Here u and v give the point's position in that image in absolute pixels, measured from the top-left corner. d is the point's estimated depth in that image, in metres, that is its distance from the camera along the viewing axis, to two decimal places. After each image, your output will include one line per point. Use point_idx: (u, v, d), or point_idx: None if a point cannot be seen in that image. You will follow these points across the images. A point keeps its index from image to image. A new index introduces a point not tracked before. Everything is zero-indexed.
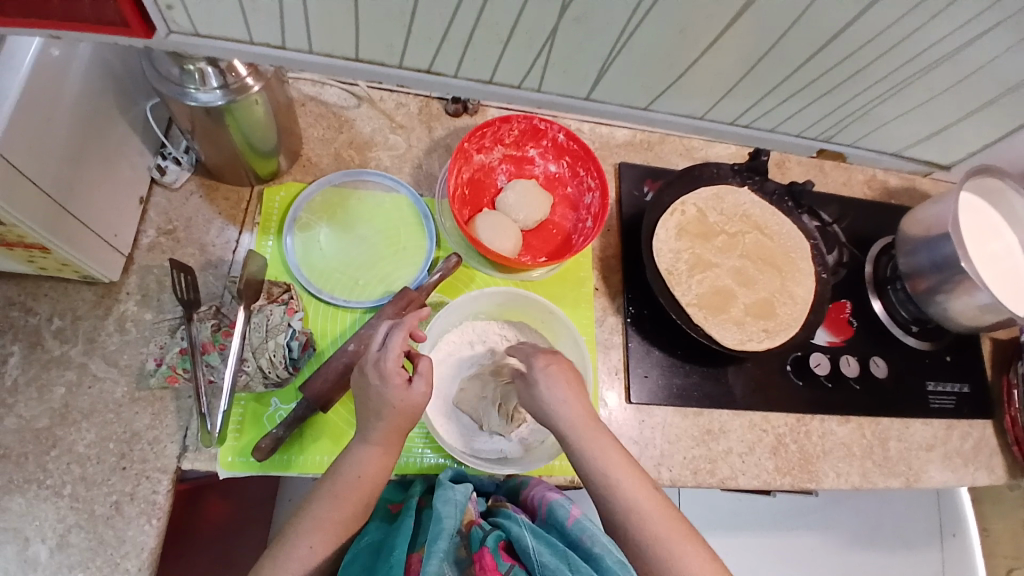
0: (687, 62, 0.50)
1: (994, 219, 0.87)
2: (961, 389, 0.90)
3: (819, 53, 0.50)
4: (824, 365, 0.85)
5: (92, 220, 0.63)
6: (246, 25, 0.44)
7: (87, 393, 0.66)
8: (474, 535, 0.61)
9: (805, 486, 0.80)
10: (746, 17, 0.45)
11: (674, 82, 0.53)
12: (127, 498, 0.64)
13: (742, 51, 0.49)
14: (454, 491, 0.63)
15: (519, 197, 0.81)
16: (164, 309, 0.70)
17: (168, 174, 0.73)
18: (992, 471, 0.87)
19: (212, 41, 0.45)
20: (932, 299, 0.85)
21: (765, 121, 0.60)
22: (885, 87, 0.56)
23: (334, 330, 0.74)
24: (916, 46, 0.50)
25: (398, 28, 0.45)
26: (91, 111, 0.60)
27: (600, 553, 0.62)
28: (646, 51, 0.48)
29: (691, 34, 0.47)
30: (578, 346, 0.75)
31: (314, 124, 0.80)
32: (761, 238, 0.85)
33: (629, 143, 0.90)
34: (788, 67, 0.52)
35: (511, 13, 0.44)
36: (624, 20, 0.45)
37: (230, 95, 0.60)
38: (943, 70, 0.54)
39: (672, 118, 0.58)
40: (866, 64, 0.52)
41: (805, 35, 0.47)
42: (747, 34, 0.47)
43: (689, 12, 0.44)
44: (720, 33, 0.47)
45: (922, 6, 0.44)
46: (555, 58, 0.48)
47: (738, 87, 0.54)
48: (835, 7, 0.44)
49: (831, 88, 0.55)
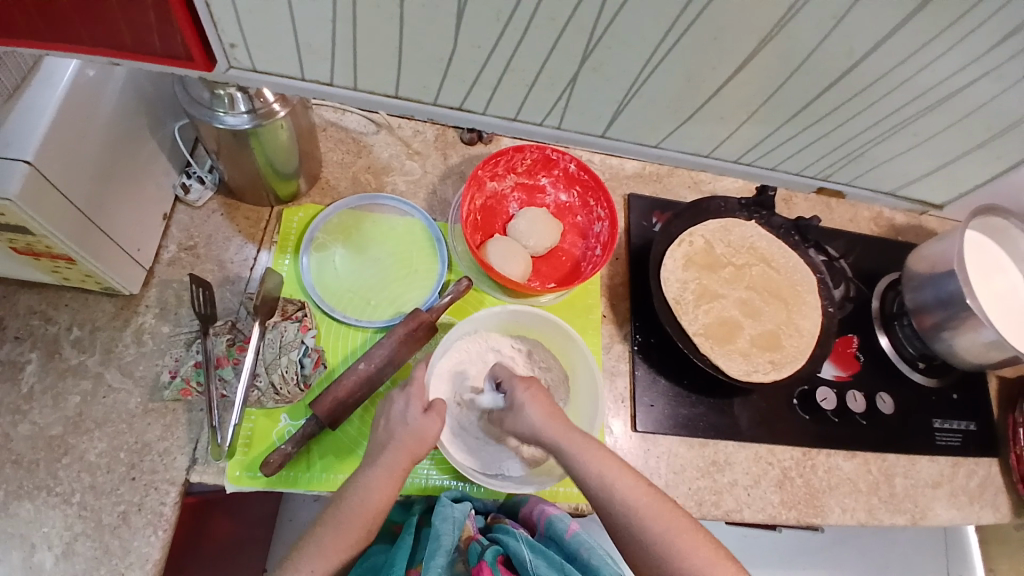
0: (695, 104, 0.51)
1: (999, 257, 0.88)
2: (967, 427, 0.89)
3: (822, 94, 0.50)
4: (829, 400, 0.85)
5: (117, 234, 0.65)
6: (300, 64, 0.46)
7: (101, 403, 0.67)
8: (472, 551, 0.63)
9: (810, 521, 0.80)
10: (752, 65, 0.47)
11: (681, 125, 0.54)
12: (134, 509, 0.65)
13: (750, 95, 0.50)
14: (450, 506, 0.65)
15: (530, 224, 0.83)
16: (180, 323, 0.72)
17: (192, 193, 0.75)
18: (998, 510, 0.86)
19: (267, 76, 0.48)
20: (938, 335, 0.85)
21: (766, 160, 0.59)
22: (883, 131, 0.56)
23: (345, 349, 0.74)
24: (915, 89, 0.50)
25: (433, 70, 0.46)
26: (123, 130, 0.63)
27: (598, 565, 0.63)
28: (662, 96, 0.50)
29: (700, 77, 0.48)
30: (593, 375, 0.76)
31: (333, 148, 0.83)
32: (767, 270, 0.86)
33: (639, 175, 0.92)
34: (786, 110, 0.52)
35: (536, 59, 0.45)
36: (640, 66, 0.46)
37: (257, 120, 0.63)
38: (942, 114, 0.53)
39: (681, 156, 0.58)
40: (870, 106, 0.52)
41: (806, 79, 0.48)
42: (759, 81, 0.48)
43: (699, 61, 0.46)
44: (721, 80, 0.48)
45: (913, 57, 0.46)
46: (575, 101, 0.50)
47: (744, 124, 0.54)
48: (833, 56, 0.46)
49: (830, 135, 0.56)
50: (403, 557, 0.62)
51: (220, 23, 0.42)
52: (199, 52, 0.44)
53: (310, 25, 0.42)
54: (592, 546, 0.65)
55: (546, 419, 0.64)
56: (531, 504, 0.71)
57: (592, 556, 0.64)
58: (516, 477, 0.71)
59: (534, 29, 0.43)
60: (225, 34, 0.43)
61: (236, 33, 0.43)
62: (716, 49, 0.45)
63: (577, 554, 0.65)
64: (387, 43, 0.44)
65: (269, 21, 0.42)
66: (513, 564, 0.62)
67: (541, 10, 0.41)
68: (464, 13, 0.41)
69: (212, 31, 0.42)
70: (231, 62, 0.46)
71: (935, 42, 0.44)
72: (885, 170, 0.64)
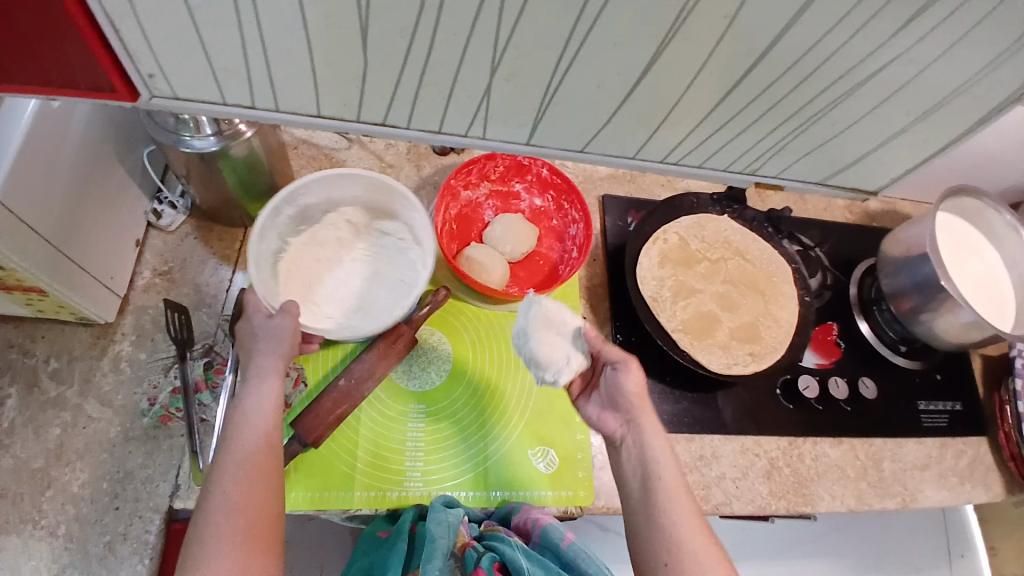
0: (612, 108, 0.46)
1: (973, 237, 0.89)
2: (952, 407, 0.90)
3: (743, 82, 0.43)
4: (812, 388, 0.86)
5: (88, 264, 0.65)
6: (219, 88, 0.43)
7: (82, 433, 0.67)
8: (468, 557, 0.62)
9: (800, 509, 0.80)
10: (661, 61, 0.41)
11: (607, 125, 0.48)
12: (120, 538, 0.64)
13: (669, 91, 0.44)
14: (446, 512, 0.65)
15: (506, 230, 0.83)
16: (158, 349, 0.72)
17: (164, 218, 0.76)
18: (990, 489, 0.87)
19: (191, 102, 0.45)
20: (916, 319, 0.86)
21: (700, 159, 0.52)
22: (832, 130, 0.48)
23: (326, 365, 0.74)
24: (856, 76, 0.43)
25: (351, 88, 0.43)
26: (91, 161, 0.63)
27: (595, 574, 0.64)
28: (577, 103, 0.45)
29: (613, 76, 0.42)
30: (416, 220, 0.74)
31: (306, 165, 0.83)
32: (742, 263, 0.87)
33: (612, 176, 0.93)
34: (707, 103, 0.45)
35: (448, 72, 0.41)
36: (548, 74, 0.42)
37: (224, 141, 0.63)
38: (897, 108, 0.46)
39: (615, 159, 0.52)
40: (811, 97, 0.45)
41: (723, 67, 0.42)
42: (677, 77, 0.43)
43: (607, 60, 0.41)
44: (635, 79, 0.43)
45: (835, 34, 0.39)
46: (491, 113, 0.46)
47: (670, 119, 0.47)
48: (743, 39, 0.40)
49: (768, 128, 0.48)
50: (397, 562, 0.62)
51: (132, 51, 0.39)
52: (123, 85, 0.42)
53: (225, 52, 0.39)
54: (587, 555, 0.65)
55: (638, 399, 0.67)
56: (524, 511, 0.70)
57: (589, 565, 0.64)
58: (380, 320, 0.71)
59: (438, 41, 0.39)
60: (140, 61, 0.40)
61: (150, 60, 0.40)
62: (615, 46, 0.40)
63: (573, 562, 0.65)
64: (304, 68, 0.41)
65: (176, 41, 0.38)
66: (510, 571, 0.62)
67: (440, 22, 0.37)
68: (366, 30, 0.37)
69: (126, 59, 0.40)
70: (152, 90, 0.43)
71: (871, 23, 0.38)
72: (858, 170, 0.55)
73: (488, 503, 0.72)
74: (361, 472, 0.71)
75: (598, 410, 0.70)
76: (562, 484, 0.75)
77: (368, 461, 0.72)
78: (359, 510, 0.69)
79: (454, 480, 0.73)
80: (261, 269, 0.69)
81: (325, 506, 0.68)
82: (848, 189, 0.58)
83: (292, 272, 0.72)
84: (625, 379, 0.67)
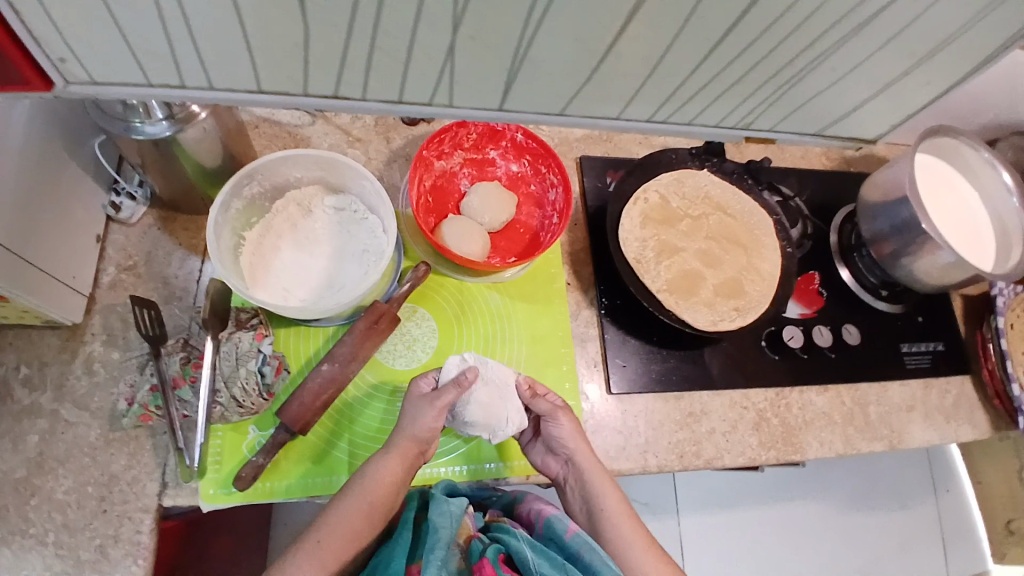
0: (592, 64, 0.38)
1: (952, 177, 0.89)
2: (934, 347, 0.91)
3: (730, 34, 0.37)
4: (797, 337, 0.87)
5: (49, 266, 0.62)
6: (142, 67, 0.35)
7: (62, 440, 0.65)
8: (473, 549, 0.61)
9: (790, 458, 0.81)
10: (642, 7, 0.34)
11: (587, 81, 0.40)
12: (111, 541, 0.63)
13: (648, 45, 0.37)
14: (448, 502, 0.63)
15: (483, 200, 0.81)
16: (131, 347, 0.69)
17: (123, 211, 0.72)
18: (974, 425, 0.89)
19: (117, 87, 0.37)
20: (897, 262, 0.86)
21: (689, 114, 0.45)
22: (830, 77, 0.42)
23: (307, 351, 0.73)
24: (856, 17, 0.36)
25: None
26: (39, 156, 0.59)
27: (598, 563, 0.63)
28: (551, 61, 0.37)
29: (590, 28, 0.35)
30: (375, 188, 0.72)
31: (269, 145, 0.79)
32: (723, 218, 0.86)
33: (589, 136, 0.90)
34: (693, 57, 0.38)
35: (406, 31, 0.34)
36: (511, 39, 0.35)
37: (177, 125, 0.60)
38: (898, 52, 0.40)
39: (598, 119, 0.44)
40: (805, 45, 0.39)
41: (710, 14, 0.35)
42: (658, 27, 0.36)
43: (585, 9, 0.34)
44: (613, 33, 0.36)
45: None
46: (459, 78, 0.38)
47: (653, 76, 0.40)
48: None
49: (759, 82, 0.42)
50: (400, 555, 0.61)
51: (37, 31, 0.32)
52: (33, 72, 0.35)
53: (141, 27, 0.32)
54: (591, 546, 0.65)
55: (573, 448, 0.71)
56: (527, 500, 0.71)
57: (592, 556, 0.64)
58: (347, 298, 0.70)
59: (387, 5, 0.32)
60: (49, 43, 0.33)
61: (58, 40, 0.33)
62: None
63: (577, 554, 0.65)
64: None
65: (83, 18, 0.31)
66: (516, 564, 0.61)
67: None
68: None
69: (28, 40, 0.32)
70: (64, 77, 0.36)
71: None
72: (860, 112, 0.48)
73: (483, 476, 0.75)
74: (354, 455, 0.70)
75: (542, 453, 0.75)
76: None
77: (360, 444, 0.71)
78: None
79: (448, 457, 0.74)
80: (223, 257, 0.68)
81: (320, 492, 0.68)
82: (843, 138, 0.51)
83: (254, 262, 0.71)
84: (557, 430, 0.71)
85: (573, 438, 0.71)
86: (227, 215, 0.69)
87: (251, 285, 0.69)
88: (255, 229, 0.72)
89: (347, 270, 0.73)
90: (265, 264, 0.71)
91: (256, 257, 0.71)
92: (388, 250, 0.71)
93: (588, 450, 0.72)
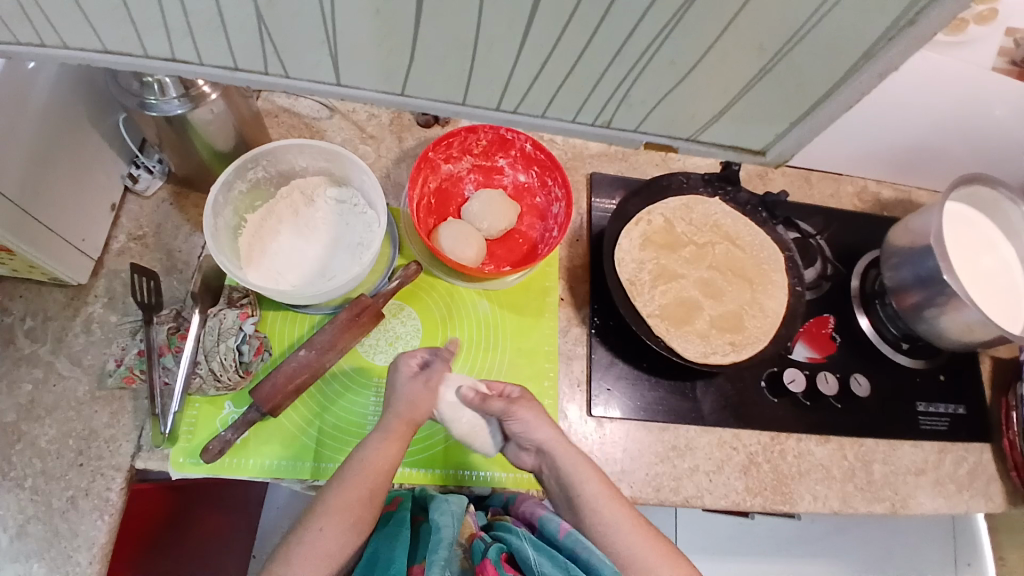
0: (404, 62, 0.35)
1: (989, 232, 0.83)
2: (955, 410, 0.84)
3: (539, 18, 0.32)
4: (799, 381, 0.81)
5: (58, 226, 0.66)
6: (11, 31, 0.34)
7: (52, 391, 0.68)
8: (476, 548, 0.60)
9: (777, 508, 0.76)
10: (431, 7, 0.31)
11: (411, 73, 0.36)
12: (82, 494, 0.66)
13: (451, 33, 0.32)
14: (448, 502, 0.63)
15: (484, 206, 0.81)
16: (128, 312, 0.73)
17: (140, 183, 0.76)
18: (989, 499, 0.81)
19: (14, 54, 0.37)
20: (920, 315, 0.80)
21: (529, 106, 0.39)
22: (673, 72, 0.36)
23: (291, 335, 0.74)
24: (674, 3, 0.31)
25: None
26: (59, 121, 0.63)
27: (598, 564, 0.61)
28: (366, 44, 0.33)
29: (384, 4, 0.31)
30: (373, 182, 0.74)
31: (286, 134, 0.82)
32: (731, 249, 0.83)
33: (603, 153, 0.89)
34: (511, 49, 0.33)
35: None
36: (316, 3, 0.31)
37: (189, 104, 0.62)
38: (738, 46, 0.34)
39: (443, 107, 0.39)
40: (630, 32, 0.33)
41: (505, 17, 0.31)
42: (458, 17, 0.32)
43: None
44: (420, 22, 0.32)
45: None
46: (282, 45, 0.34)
47: (482, 61, 0.35)
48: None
49: (601, 69, 0.35)
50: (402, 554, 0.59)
51: None
52: None
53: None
54: (590, 546, 0.63)
55: (539, 433, 0.68)
56: (521, 501, 0.69)
57: (590, 555, 0.62)
58: (330, 287, 0.70)
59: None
60: None
61: None
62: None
63: (573, 552, 0.63)
64: None
65: None
66: (517, 562, 0.60)
67: None
68: None
69: None
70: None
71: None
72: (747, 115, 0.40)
73: (449, 482, 0.72)
74: (320, 443, 0.71)
75: (514, 447, 0.72)
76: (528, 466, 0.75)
77: (328, 433, 0.71)
78: (313, 481, 0.69)
79: (409, 457, 0.72)
80: (220, 235, 0.70)
81: (281, 475, 0.69)
82: (728, 146, 0.43)
83: (252, 244, 0.73)
84: (516, 425, 0.69)
85: (537, 425, 0.68)
86: (230, 196, 0.72)
87: (243, 263, 0.71)
88: (256, 211, 0.75)
89: (338, 260, 0.74)
90: (260, 245, 0.73)
91: (252, 238, 0.73)
92: (378, 243, 0.72)
93: (557, 431, 0.70)
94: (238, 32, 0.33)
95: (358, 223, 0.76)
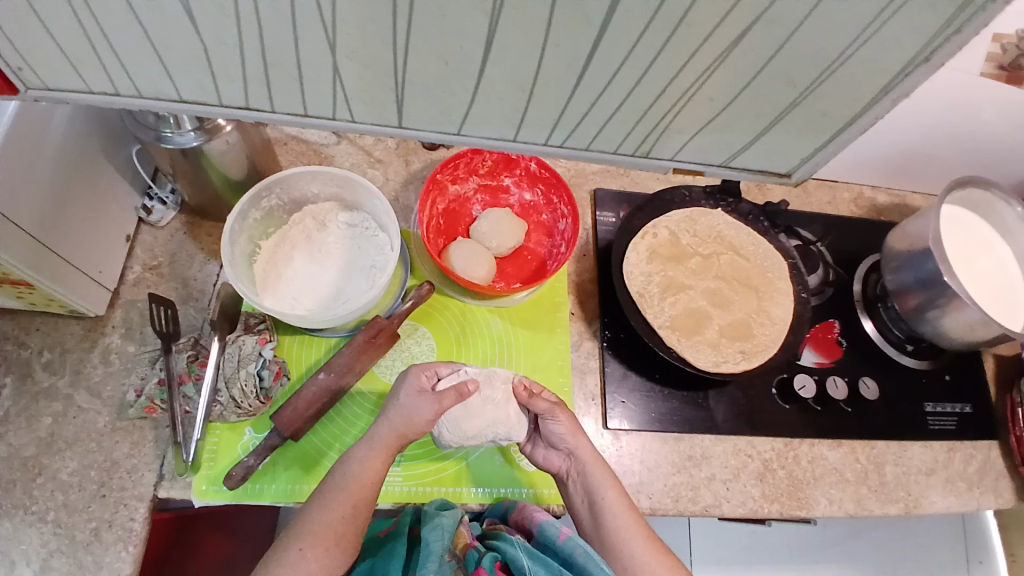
0: (469, 88, 0.37)
1: (985, 232, 0.85)
2: (962, 409, 0.86)
3: (597, 53, 0.34)
4: (809, 387, 0.82)
5: (76, 259, 0.67)
6: (72, 73, 0.37)
7: (72, 423, 0.69)
8: (470, 557, 0.62)
9: (794, 513, 0.77)
10: (501, 30, 0.33)
11: (474, 105, 0.38)
12: (105, 525, 0.66)
13: (517, 62, 0.35)
14: (440, 516, 0.64)
15: (492, 225, 0.82)
16: (146, 342, 0.73)
17: (154, 214, 0.77)
18: (1001, 496, 0.82)
19: (69, 95, 0.39)
20: (922, 317, 0.82)
21: (577, 138, 0.41)
22: (712, 107, 0.38)
23: (309, 359, 0.75)
24: (720, 41, 0.33)
25: None
26: (75, 157, 0.64)
27: (593, 569, 0.63)
28: (422, 82, 0.36)
29: (446, 40, 0.33)
30: (386, 207, 0.75)
31: (295, 161, 0.84)
32: (736, 258, 0.85)
33: (606, 170, 0.91)
34: (567, 82, 0.36)
35: (284, 46, 0.34)
36: (388, 51, 0.34)
37: (204, 136, 0.64)
38: (778, 79, 0.36)
39: (496, 143, 0.42)
40: (676, 69, 0.35)
41: (567, 40, 0.33)
42: (523, 47, 0.34)
43: (433, 27, 0.33)
44: (482, 54, 0.34)
45: None
46: (352, 92, 0.37)
47: (537, 96, 0.37)
48: None
49: (644, 104, 0.38)
50: (398, 565, 0.62)
51: None
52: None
53: (76, 43, 0.35)
54: (585, 548, 0.65)
55: (569, 435, 0.69)
56: (521, 508, 0.70)
57: (587, 561, 0.64)
58: (344, 310, 0.71)
59: (267, 17, 0.32)
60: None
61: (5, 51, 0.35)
62: None
63: (572, 557, 0.65)
64: None
65: (15, 26, 0.33)
66: (512, 569, 0.62)
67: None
68: (188, 11, 0.32)
69: None
70: (25, 83, 0.38)
71: None
72: (785, 146, 0.42)
73: (467, 500, 0.72)
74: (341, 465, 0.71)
75: (543, 449, 0.72)
76: (544, 482, 0.75)
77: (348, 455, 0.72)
78: None
79: (429, 477, 0.72)
80: (236, 261, 0.71)
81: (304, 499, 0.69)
82: (756, 169, 0.45)
83: (267, 270, 0.74)
84: (556, 428, 0.70)
85: (570, 428, 0.70)
86: (246, 223, 0.73)
87: (259, 289, 0.72)
88: (270, 238, 0.76)
89: (352, 284, 0.75)
90: (275, 270, 0.74)
91: (268, 263, 0.74)
92: (391, 267, 0.73)
93: (584, 437, 0.70)
94: (309, 81, 0.36)
95: (371, 246, 0.77)
